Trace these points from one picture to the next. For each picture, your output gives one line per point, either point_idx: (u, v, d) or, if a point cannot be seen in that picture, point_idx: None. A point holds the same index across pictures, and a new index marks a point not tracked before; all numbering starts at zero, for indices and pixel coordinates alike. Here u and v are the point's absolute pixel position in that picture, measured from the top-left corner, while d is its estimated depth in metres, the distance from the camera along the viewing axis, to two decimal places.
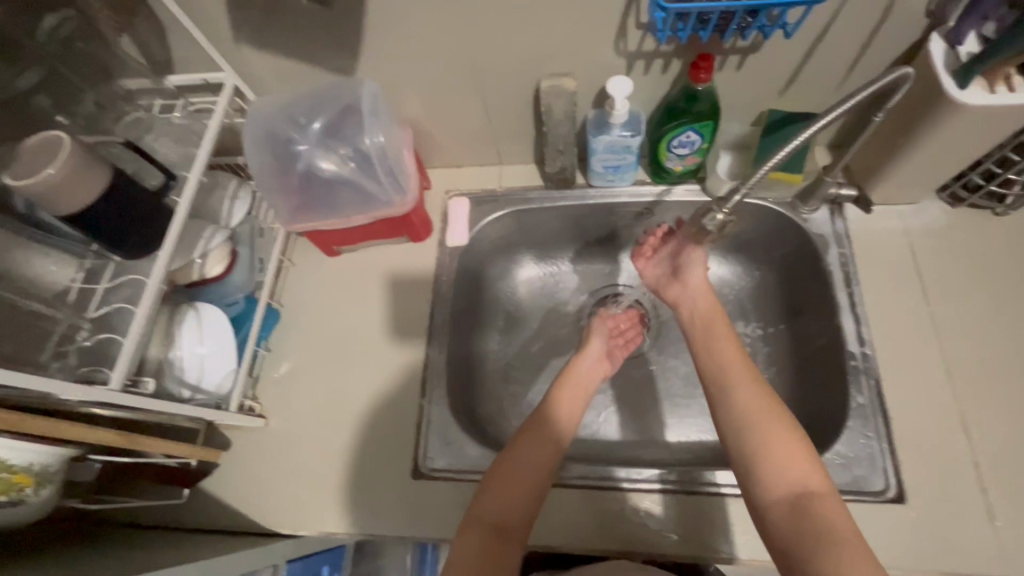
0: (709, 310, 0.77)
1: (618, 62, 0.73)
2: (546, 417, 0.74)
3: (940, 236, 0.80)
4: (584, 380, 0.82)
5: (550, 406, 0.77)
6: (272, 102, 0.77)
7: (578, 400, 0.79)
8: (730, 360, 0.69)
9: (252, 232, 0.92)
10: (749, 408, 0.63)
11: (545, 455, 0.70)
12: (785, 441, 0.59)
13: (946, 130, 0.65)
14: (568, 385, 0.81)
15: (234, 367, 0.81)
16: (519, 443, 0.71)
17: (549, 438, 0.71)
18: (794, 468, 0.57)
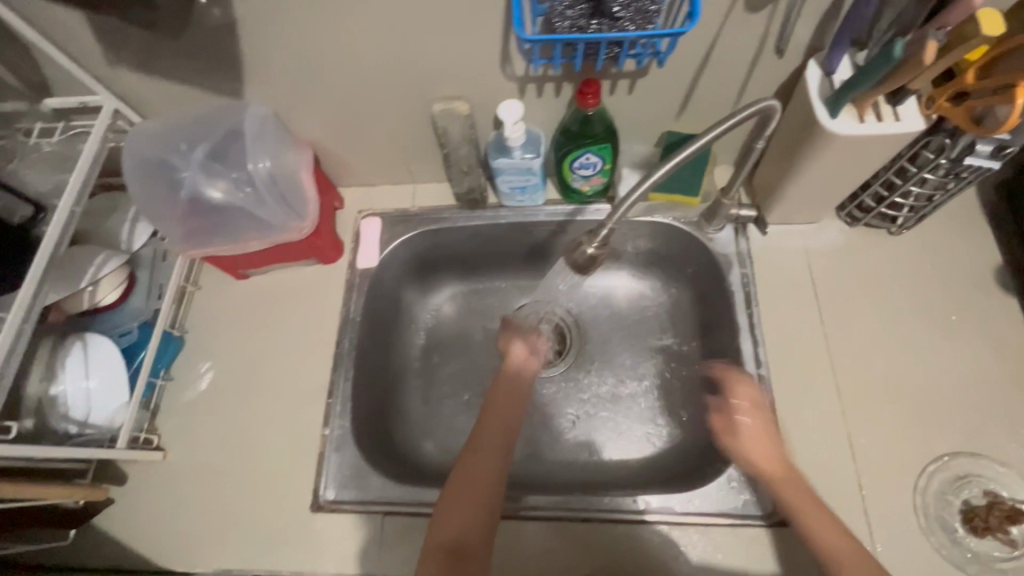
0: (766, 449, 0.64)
1: (508, 87, 0.73)
2: (487, 429, 0.75)
3: (839, 255, 0.81)
4: (511, 384, 0.82)
5: (487, 415, 0.77)
6: (151, 129, 0.74)
7: (511, 405, 0.79)
8: (803, 502, 0.61)
9: (155, 254, 0.88)
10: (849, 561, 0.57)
11: (488, 465, 0.71)
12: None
13: (825, 158, 0.66)
14: (501, 389, 0.81)
15: (125, 401, 0.78)
16: (467, 460, 0.71)
17: (490, 448, 0.73)
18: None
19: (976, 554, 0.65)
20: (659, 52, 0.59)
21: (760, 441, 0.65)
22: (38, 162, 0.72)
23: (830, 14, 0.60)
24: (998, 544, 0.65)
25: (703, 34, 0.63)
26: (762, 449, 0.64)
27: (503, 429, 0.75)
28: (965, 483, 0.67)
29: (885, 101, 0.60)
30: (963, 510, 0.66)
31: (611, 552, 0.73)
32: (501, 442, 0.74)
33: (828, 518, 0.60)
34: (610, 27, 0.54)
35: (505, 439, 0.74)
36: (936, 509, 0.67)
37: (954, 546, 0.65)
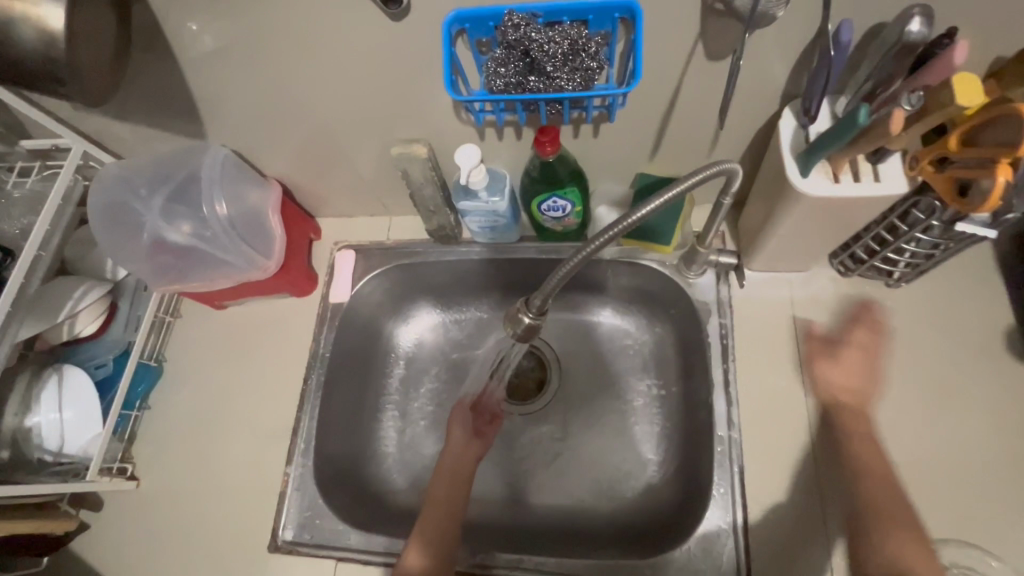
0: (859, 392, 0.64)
1: (466, 130, 0.70)
2: (433, 514, 0.74)
3: (828, 307, 0.75)
4: (457, 455, 0.82)
5: (438, 486, 0.78)
6: (115, 171, 0.75)
7: (454, 490, 0.77)
8: (856, 433, 0.62)
9: (138, 284, 0.90)
10: (864, 485, 0.59)
11: (439, 528, 0.73)
12: (889, 523, 0.56)
13: (799, 214, 0.60)
14: (450, 456, 0.82)
15: (99, 432, 0.80)
16: (414, 551, 0.71)
17: (441, 513, 0.75)
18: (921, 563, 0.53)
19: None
20: (608, 105, 0.55)
21: (860, 357, 0.65)
22: (13, 203, 0.74)
23: (800, 61, 0.55)
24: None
25: (662, 81, 0.59)
26: (846, 383, 0.64)
27: (447, 504, 0.76)
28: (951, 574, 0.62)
29: (864, 159, 0.55)
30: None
31: None
32: (451, 507, 0.76)
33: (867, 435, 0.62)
34: (546, 85, 0.50)
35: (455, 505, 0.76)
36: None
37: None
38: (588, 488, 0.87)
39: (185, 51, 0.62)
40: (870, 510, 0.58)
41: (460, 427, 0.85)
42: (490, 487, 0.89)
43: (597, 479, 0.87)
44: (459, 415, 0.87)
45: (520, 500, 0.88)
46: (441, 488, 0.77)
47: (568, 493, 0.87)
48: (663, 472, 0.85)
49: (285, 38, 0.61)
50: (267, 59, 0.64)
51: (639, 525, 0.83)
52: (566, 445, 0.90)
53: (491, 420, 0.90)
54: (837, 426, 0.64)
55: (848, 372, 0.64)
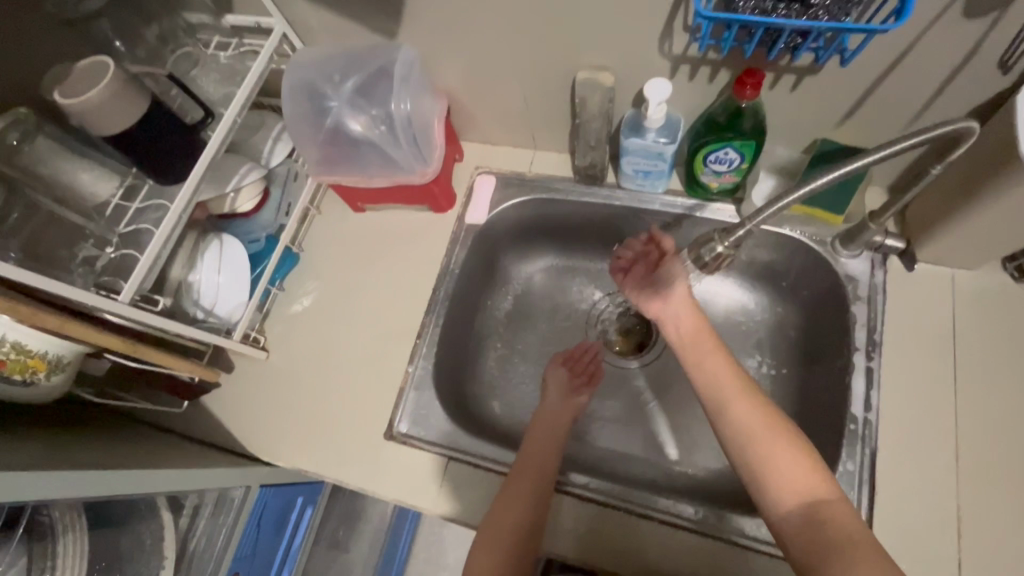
0: (699, 327, 0.68)
1: (661, 64, 0.69)
2: (523, 470, 0.73)
3: (987, 308, 0.72)
4: (549, 427, 0.80)
5: (534, 440, 0.78)
6: (315, 54, 0.80)
7: (547, 449, 0.76)
8: (711, 357, 0.65)
9: (289, 173, 0.94)
10: (733, 412, 0.59)
11: (525, 494, 0.71)
12: (774, 440, 0.57)
13: (1014, 197, 0.58)
14: (541, 424, 0.81)
15: (245, 300, 0.87)
16: (500, 506, 0.70)
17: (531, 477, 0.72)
18: (800, 476, 0.55)
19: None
20: (846, 50, 0.54)
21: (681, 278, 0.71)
22: (213, 72, 0.79)
23: None
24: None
25: (902, 36, 0.56)
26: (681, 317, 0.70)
27: (542, 461, 0.74)
28: None
29: None
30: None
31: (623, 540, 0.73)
32: (545, 456, 0.75)
33: (725, 364, 0.64)
34: (800, 13, 0.50)
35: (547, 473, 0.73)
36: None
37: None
38: (678, 451, 0.86)
39: None
40: (755, 438, 0.57)
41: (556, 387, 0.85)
42: (587, 429, 0.89)
43: (668, 444, 0.87)
44: (555, 372, 0.87)
45: (614, 449, 0.88)
46: (535, 454, 0.75)
47: (662, 454, 0.87)
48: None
49: None
50: None
51: (726, 492, 0.82)
52: (661, 405, 0.90)
53: (587, 380, 0.87)
54: (697, 366, 0.64)
55: (916, 328, 0.73)
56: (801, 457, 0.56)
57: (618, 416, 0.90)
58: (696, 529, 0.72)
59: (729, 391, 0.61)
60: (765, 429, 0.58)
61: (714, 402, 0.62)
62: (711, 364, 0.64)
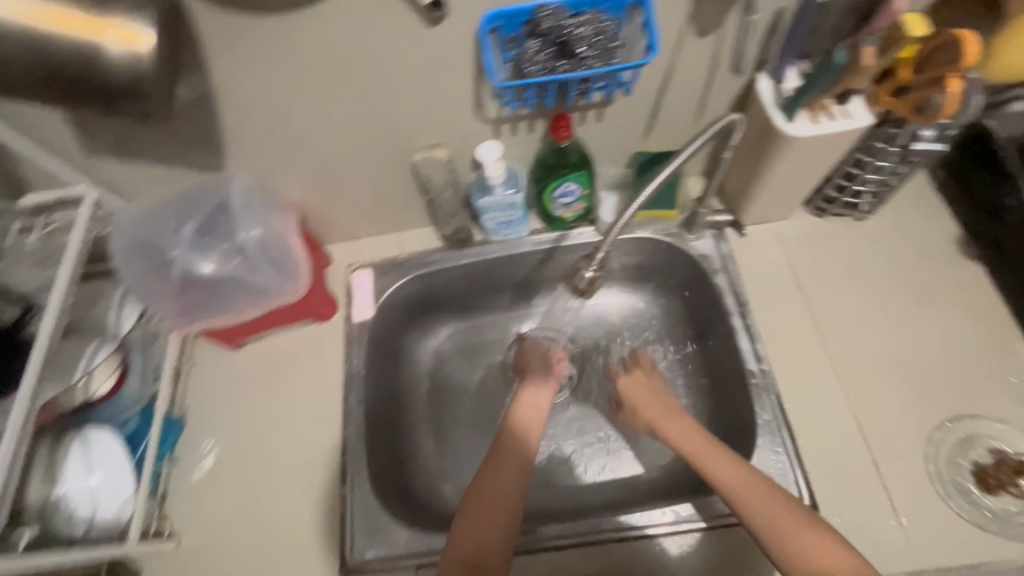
0: (667, 412, 0.78)
1: (484, 128, 0.76)
2: (505, 447, 0.75)
3: (809, 244, 0.86)
4: (530, 407, 0.81)
5: (512, 422, 0.79)
6: (140, 208, 0.76)
7: (529, 427, 0.78)
8: (711, 452, 0.69)
9: (146, 335, 0.85)
10: (756, 502, 0.62)
11: (509, 487, 0.69)
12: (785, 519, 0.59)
13: (788, 157, 0.71)
14: (520, 416, 0.80)
15: (133, 492, 0.75)
16: (486, 475, 0.71)
17: (511, 468, 0.71)
18: (831, 558, 0.56)
19: (996, 512, 0.68)
20: (624, 82, 0.64)
21: (646, 391, 0.82)
22: (22, 261, 0.71)
23: (774, 29, 0.65)
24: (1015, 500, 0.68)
25: (661, 59, 0.67)
26: (649, 408, 0.80)
27: (522, 440, 0.76)
28: (971, 444, 0.71)
29: (834, 103, 0.66)
30: (975, 471, 0.70)
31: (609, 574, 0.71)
32: (526, 431, 0.77)
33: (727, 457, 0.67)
34: (576, 66, 0.58)
35: (524, 462, 0.73)
36: (949, 473, 0.70)
37: (975, 508, 0.68)
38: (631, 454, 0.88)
39: (216, 77, 0.64)
40: (778, 523, 0.59)
41: (534, 385, 0.85)
42: (541, 472, 0.89)
43: (584, 466, 0.88)
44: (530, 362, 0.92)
45: (575, 484, 0.87)
46: (513, 447, 0.74)
47: (621, 465, 0.88)
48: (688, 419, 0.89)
49: (316, 58, 0.63)
50: (298, 81, 0.66)
51: (681, 482, 0.85)
52: (599, 424, 0.91)
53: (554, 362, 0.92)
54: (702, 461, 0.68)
55: (767, 279, 0.85)
56: (834, 542, 0.57)
57: (570, 449, 0.90)
58: (637, 531, 0.72)
59: (740, 483, 0.64)
60: (789, 517, 0.60)
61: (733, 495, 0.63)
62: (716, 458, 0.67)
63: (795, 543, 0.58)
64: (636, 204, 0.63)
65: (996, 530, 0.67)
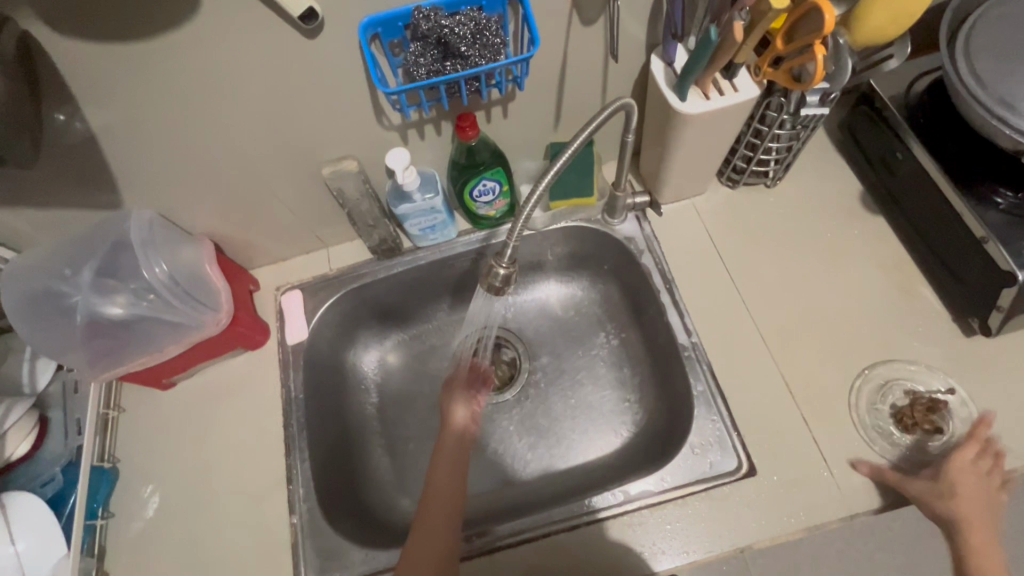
0: (981, 533, 0.64)
1: (390, 136, 0.75)
2: (431, 506, 0.69)
3: (728, 215, 0.89)
4: (453, 449, 0.75)
5: (437, 470, 0.73)
6: (33, 256, 0.72)
7: (455, 472, 0.72)
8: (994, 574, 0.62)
9: (65, 387, 0.82)
10: None
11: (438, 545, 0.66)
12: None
13: (689, 135, 0.73)
14: (442, 462, 0.74)
15: (65, 552, 0.71)
16: (413, 545, 0.66)
17: (438, 523, 0.67)
18: None
19: (914, 450, 0.72)
20: (516, 77, 0.64)
21: (973, 477, 0.67)
22: None
23: (656, 12, 0.66)
24: (929, 436, 0.72)
25: (552, 51, 0.68)
26: (967, 519, 0.64)
27: (448, 491, 0.70)
28: (889, 389, 0.75)
29: (722, 78, 0.68)
30: (893, 414, 0.74)
31: (573, 559, 0.71)
32: (451, 477, 0.72)
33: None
34: (464, 65, 0.58)
35: (450, 516, 0.68)
36: (871, 419, 0.74)
37: (895, 449, 0.72)
38: (596, 436, 0.89)
39: (89, 112, 0.61)
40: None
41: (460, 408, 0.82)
42: (498, 470, 0.89)
43: (557, 455, 0.89)
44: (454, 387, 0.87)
45: (532, 477, 0.88)
46: (437, 500, 0.69)
47: (590, 447, 0.89)
48: (634, 398, 0.91)
49: (196, 83, 0.61)
50: (182, 108, 0.63)
51: (633, 459, 0.86)
52: (549, 415, 0.92)
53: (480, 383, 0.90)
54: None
55: (692, 255, 0.87)
56: None
57: (540, 442, 0.90)
58: (588, 517, 0.73)
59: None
60: None
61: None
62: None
63: None
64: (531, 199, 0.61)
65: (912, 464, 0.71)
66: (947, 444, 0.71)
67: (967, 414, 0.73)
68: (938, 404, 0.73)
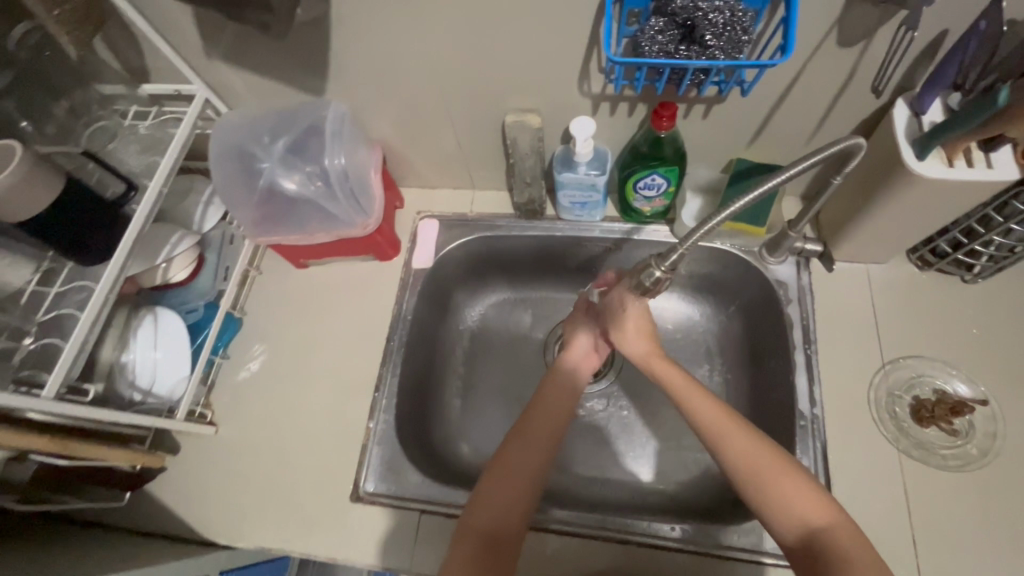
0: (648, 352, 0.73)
1: (583, 103, 0.73)
2: (533, 420, 0.72)
3: (903, 296, 0.79)
4: (565, 380, 0.77)
5: (546, 392, 0.75)
6: (243, 116, 0.80)
7: (563, 399, 0.75)
8: (687, 386, 0.68)
9: (224, 237, 0.91)
10: (727, 440, 0.62)
11: (532, 464, 0.68)
12: (784, 478, 0.58)
13: (906, 199, 0.64)
14: (551, 390, 0.75)
15: (187, 374, 0.82)
16: (510, 450, 0.69)
17: (535, 442, 0.70)
18: (804, 501, 0.57)
19: (923, 444, 0.71)
20: (744, 82, 0.59)
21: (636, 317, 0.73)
22: (133, 145, 0.76)
23: (929, 53, 0.58)
24: (942, 435, 0.71)
25: (790, 64, 0.62)
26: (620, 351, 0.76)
27: (553, 413, 0.73)
28: (917, 383, 0.74)
29: (976, 148, 0.59)
30: (912, 404, 0.73)
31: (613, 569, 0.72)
32: (560, 402, 0.74)
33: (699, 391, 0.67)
34: (699, 53, 0.54)
35: (550, 435, 0.71)
36: (887, 402, 0.74)
37: (901, 436, 0.72)
38: (674, 464, 0.86)
39: (336, 4, 0.64)
40: (750, 468, 0.60)
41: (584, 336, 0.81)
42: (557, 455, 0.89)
43: (632, 462, 0.87)
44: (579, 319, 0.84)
45: (594, 475, 0.87)
46: (540, 419, 0.72)
47: (665, 471, 0.86)
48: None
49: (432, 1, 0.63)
50: (410, 20, 0.66)
51: (703, 504, 0.82)
52: (623, 424, 0.90)
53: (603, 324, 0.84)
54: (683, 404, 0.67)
55: (845, 323, 0.79)
56: (807, 488, 0.58)
57: (619, 445, 0.88)
58: (642, 539, 0.73)
59: (715, 416, 0.64)
60: (767, 461, 0.60)
61: (708, 431, 0.64)
62: (698, 396, 0.66)
63: (775, 492, 0.58)
64: (727, 212, 0.55)
65: (933, 465, 0.69)
66: (956, 446, 0.70)
67: (993, 429, 0.70)
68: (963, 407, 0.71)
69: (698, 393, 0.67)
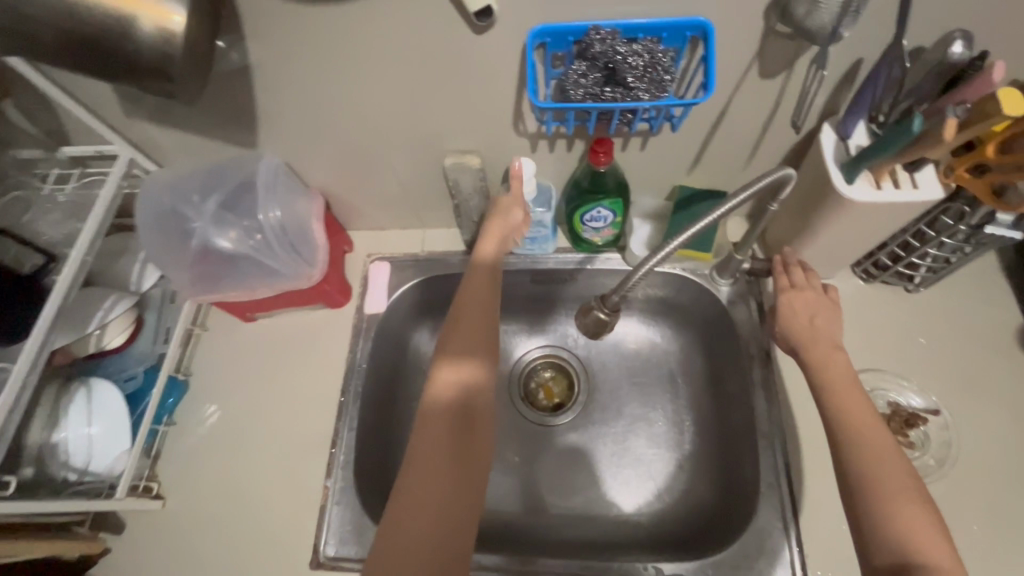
0: (827, 342, 0.67)
1: (521, 142, 0.73)
2: (430, 433, 0.63)
3: (851, 308, 0.80)
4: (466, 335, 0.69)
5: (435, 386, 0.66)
6: (170, 175, 0.77)
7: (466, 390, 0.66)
8: (844, 388, 0.63)
9: (164, 296, 0.88)
10: (865, 447, 0.58)
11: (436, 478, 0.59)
12: (899, 496, 0.55)
13: (841, 220, 0.66)
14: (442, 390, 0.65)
15: (127, 448, 0.77)
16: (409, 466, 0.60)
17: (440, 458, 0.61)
18: (911, 528, 0.53)
19: None
20: (673, 117, 0.59)
21: (805, 299, 0.71)
22: (53, 212, 0.72)
23: (846, 79, 0.60)
24: (899, 448, 0.70)
25: (718, 96, 0.63)
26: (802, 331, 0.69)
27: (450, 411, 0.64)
28: (871, 396, 0.73)
29: (902, 169, 0.61)
30: None
31: None
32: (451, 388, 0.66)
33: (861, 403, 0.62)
34: (624, 95, 0.54)
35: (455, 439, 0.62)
36: None
37: None
38: (647, 493, 0.85)
39: (258, 63, 0.63)
40: (878, 485, 0.56)
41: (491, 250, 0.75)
42: (522, 495, 0.86)
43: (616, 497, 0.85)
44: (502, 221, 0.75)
45: (568, 513, 0.85)
46: (439, 424, 0.63)
47: (637, 503, 0.84)
48: (687, 467, 0.86)
49: (356, 53, 0.62)
50: (336, 73, 0.65)
51: (676, 534, 0.81)
52: (592, 456, 0.88)
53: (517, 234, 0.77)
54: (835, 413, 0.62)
55: None
56: (920, 512, 0.54)
57: (591, 481, 0.86)
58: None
59: (858, 426, 0.60)
60: (897, 481, 0.56)
61: (844, 430, 0.60)
62: (848, 397, 0.62)
63: (881, 502, 0.55)
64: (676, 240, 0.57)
65: None
66: (914, 458, 0.69)
67: (946, 438, 0.71)
68: (916, 419, 0.71)
69: (854, 396, 0.62)
